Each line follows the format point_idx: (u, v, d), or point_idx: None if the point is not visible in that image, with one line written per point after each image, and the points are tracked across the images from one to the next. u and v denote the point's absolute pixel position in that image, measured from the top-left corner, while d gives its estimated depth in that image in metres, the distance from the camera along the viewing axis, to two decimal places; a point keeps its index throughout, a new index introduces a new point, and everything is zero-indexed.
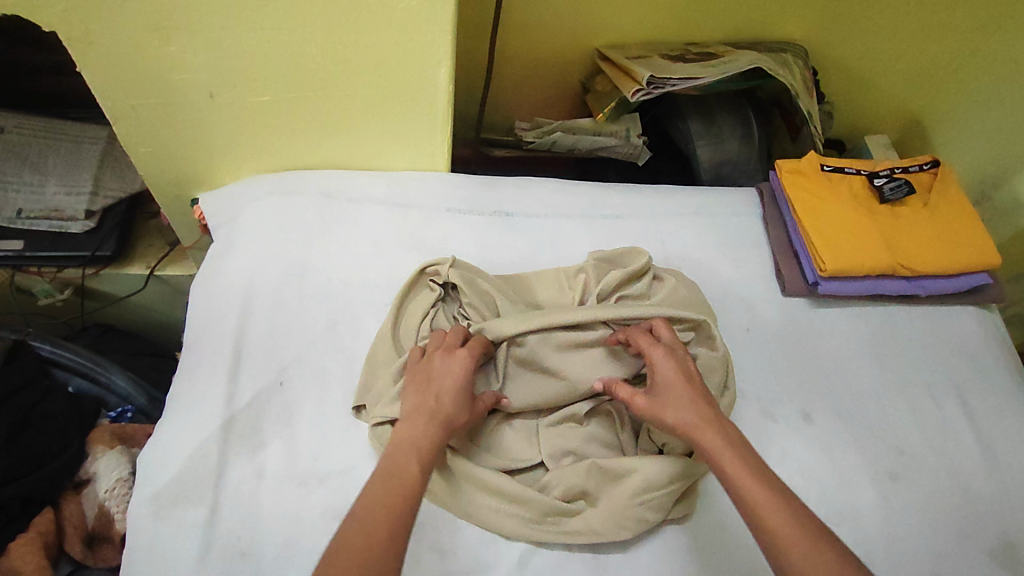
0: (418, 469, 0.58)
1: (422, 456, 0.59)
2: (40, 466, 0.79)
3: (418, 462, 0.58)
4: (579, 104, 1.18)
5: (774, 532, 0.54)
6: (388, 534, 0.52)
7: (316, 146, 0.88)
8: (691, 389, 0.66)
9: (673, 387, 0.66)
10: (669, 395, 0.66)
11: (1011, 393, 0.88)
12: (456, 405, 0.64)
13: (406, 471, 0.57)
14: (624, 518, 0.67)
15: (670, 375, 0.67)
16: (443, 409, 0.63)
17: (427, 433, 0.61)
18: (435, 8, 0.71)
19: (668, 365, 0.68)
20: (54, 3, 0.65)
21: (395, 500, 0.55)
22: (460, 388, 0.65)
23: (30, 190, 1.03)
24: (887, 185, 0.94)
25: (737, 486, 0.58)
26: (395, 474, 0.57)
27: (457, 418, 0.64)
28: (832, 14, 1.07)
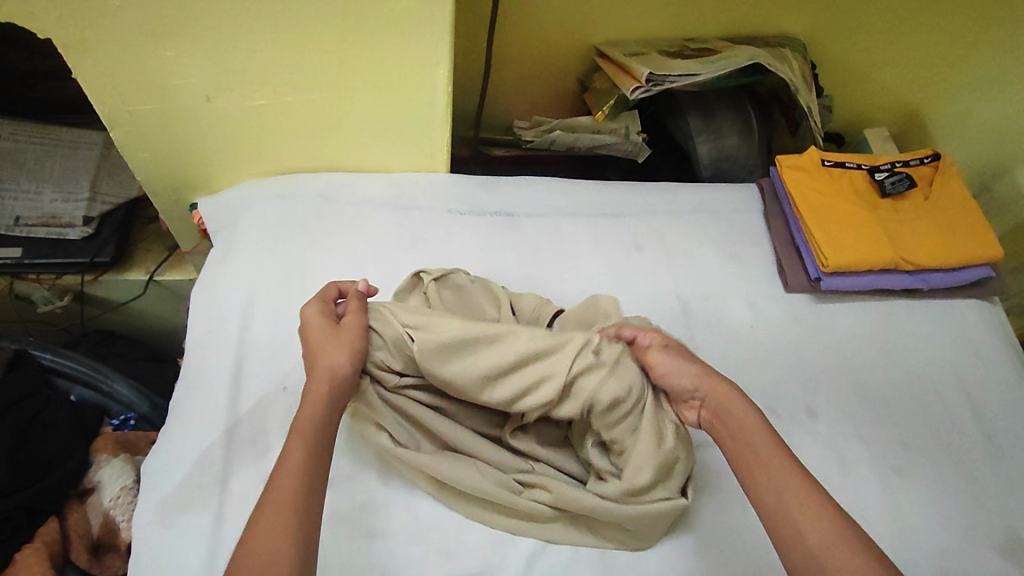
0: (299, 450, 0.55)
1: (303, 435, 0.56)
2: (43, 476, 0.79)
3: (302, 443, 0.56)
4: (577, 102, 1.17)
5: (787, 488, 0.56)
6: (283, 508, 0.51)
7: (315, 148, 0.88)
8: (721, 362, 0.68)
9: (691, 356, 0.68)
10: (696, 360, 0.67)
11: (1015, 385, 0.88)
12: (320, 352, 0.62)
13: (290, 455, 0.55)
14: (608, 529, 0.68)
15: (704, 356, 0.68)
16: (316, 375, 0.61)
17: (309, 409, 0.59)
18: (434, 9, 0.71)
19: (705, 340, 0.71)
20: (49, 9, 0.64)
21: (284, 478, 0.53)
22: (325, 346, 0.63)
23: (28, 197, 1.02)
24: (889, 179, 0.94)
25: (755, 443, 0.60)
26: (278, 464, 0.54)
27: (325, 365, 0.61)
28: (830, 7, 1.06)
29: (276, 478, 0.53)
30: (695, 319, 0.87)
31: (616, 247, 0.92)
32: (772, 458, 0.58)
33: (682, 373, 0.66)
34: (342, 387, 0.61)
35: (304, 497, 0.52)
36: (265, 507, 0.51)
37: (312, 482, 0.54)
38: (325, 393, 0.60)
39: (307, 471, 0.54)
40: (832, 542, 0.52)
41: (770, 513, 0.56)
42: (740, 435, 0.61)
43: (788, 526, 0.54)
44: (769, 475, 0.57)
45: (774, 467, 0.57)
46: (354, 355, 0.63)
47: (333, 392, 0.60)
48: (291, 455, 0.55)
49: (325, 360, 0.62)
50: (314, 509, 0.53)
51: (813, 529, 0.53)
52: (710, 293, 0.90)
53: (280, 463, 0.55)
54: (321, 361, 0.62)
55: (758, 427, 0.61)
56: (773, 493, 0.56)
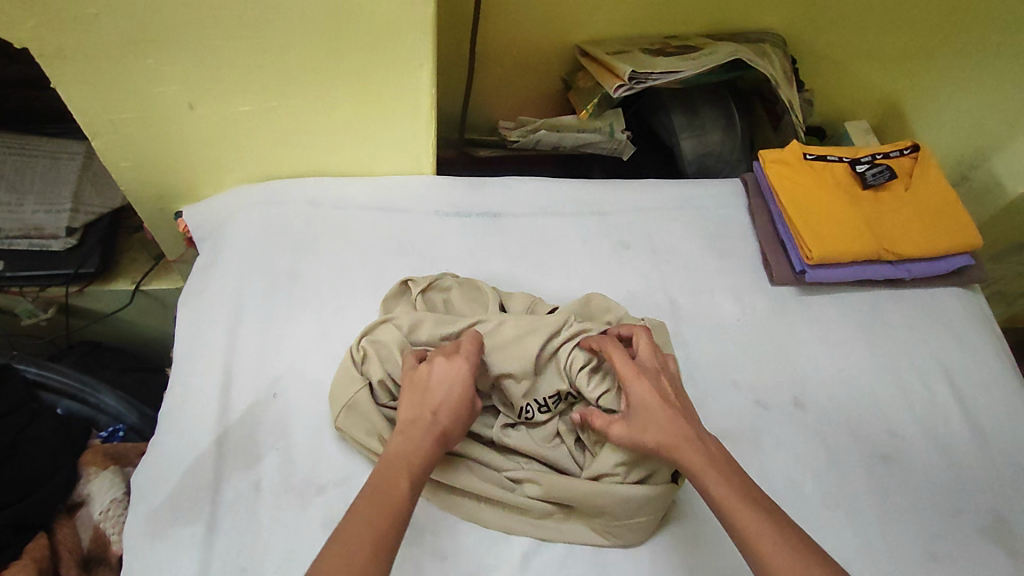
0: (406, 488, 0.57)
1: (411, 476, 0.58)
2: (31, 491, 0.78)
3: (407, 478, 0.57)
4: (561, 101, 1.18)
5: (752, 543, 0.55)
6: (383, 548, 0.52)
7: (299, 153, 0.87)
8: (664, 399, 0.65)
9: (647, 403, 0.65)
10: (643, 411, 0.65)
11: (997, 371, 0.89)
12: (456, 407, 0.63)
13: (394, 488, 0.56)
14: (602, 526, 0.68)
15: (644, 398, 0.65)
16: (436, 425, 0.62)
17: (417, 450, 0.60)
18: (414, 12, 0.71)
19: (643, 382, 0.66)
20: (24, 18, 0.63)
21: (392, 517, 0.54)
22: (455, 404, 0.63)
23: (8, 209, 1.00)
24: (869, 171, 0.96)
25: (716, 498, 0.58)
26: (381, 492, 0.56)
27: (453, 425, 0.63)
28: (808, 2, 1.07)
29: (380, 512, 0.54)
30: (682, 314, 0.88)
31: (602, 244, 0.92)
32: (734, 514, 0.56)
33: (637, 428, 0.64)
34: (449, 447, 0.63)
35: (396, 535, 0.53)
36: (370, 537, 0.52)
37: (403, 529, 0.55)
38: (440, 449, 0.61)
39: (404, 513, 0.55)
40: None
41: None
42: (703, 492, 0.59)
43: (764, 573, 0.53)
44: (738, 533, 0.56)
45: (738, 525, 0.56)
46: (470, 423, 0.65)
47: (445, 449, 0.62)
48: (401, 495, 0.56)
49: (452, 424, 0.62)
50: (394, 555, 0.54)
51: None
52: (697, 288, 0.91)
53: (388, 498, 0.55)
54: (450, 417, 0.63)
55: (718, 478, 0.59)
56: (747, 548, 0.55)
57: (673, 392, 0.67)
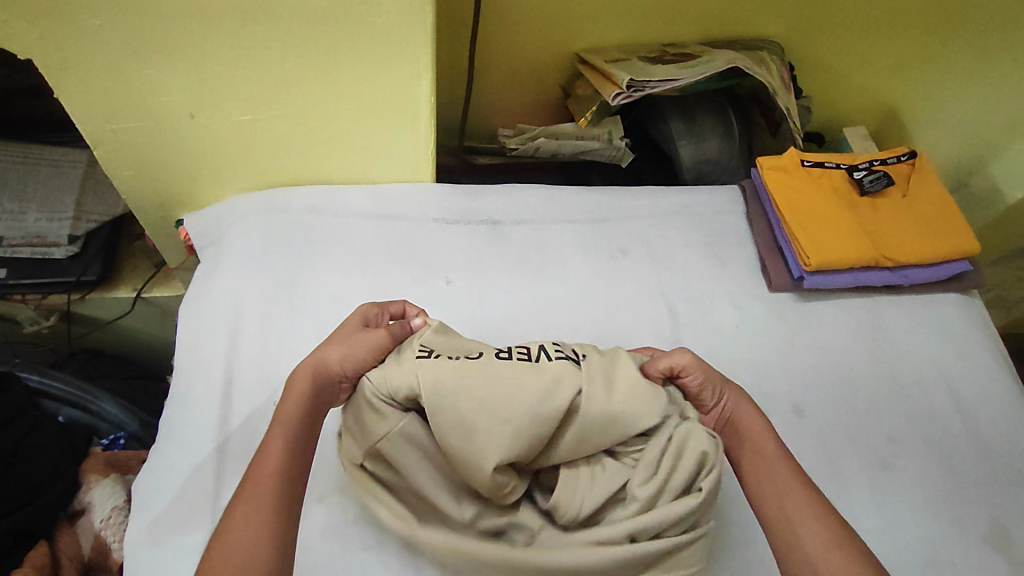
0: (282, 433, 0.57)
1: (287, 423, 0.58)
2: (32, 498, 0.79)
3: (284, 425, 0.58)
4: (560, 108, 1.18)
5: (784, 488, 0.57)
6: (262, 499, 0.52)
7: (299, 162, 0.88)
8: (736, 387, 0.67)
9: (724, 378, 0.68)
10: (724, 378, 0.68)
11: (996, 378, 0.89)
12: (330, 348, 0.63)
13: (271, 439, 0.57)
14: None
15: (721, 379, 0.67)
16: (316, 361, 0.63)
17: (296, 395, 0.60)
18: (413, 23, 0.71)
19: None
20: (28, 30, 0.64)
21: (263, 468, 0.54)
22: (333, 341, 0.64)
23: (11, 217, 1.01)
24: (867, 177, 0.96)
25: (765, 447, 0.61)
26: (263, 446, 0.56)
27: (325, 363, 0.62)
28: (805, 10, 1.08)
29: (255, 469, 0.54)
30: (681, 321, 0.88)
31: (601, 252, 0.93)
32: (778, 463, 0.59)
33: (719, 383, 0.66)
34: (329, 386, 0.63)
35: (282, 481, 0.54)
36: (245, 494, 0.52)
37: (285, 476, 0.54)
38: (314, 391, 0.61)
39: (287, 458, 0.55)
40: (827, 551, 0.52)
41: (770, 520, 0.57)
42: (752, 442, 0.62)
43: (780, 523, 0.56)
44: (774, 479, 0.58)
45: (778, 473, 0.59)
46: (352, 359, 0.63)
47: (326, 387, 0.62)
48: (273, 447, 0.56)
49: (329, 356, 0.63)
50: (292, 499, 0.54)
51: (810, 529, 0.54)
52: (695, 295, 0.91)
53: (262, 456, 0.55)
54: (322, 358, 0.63)
55: (767, 432, 0.63)
56: (774, 493, 0.58)
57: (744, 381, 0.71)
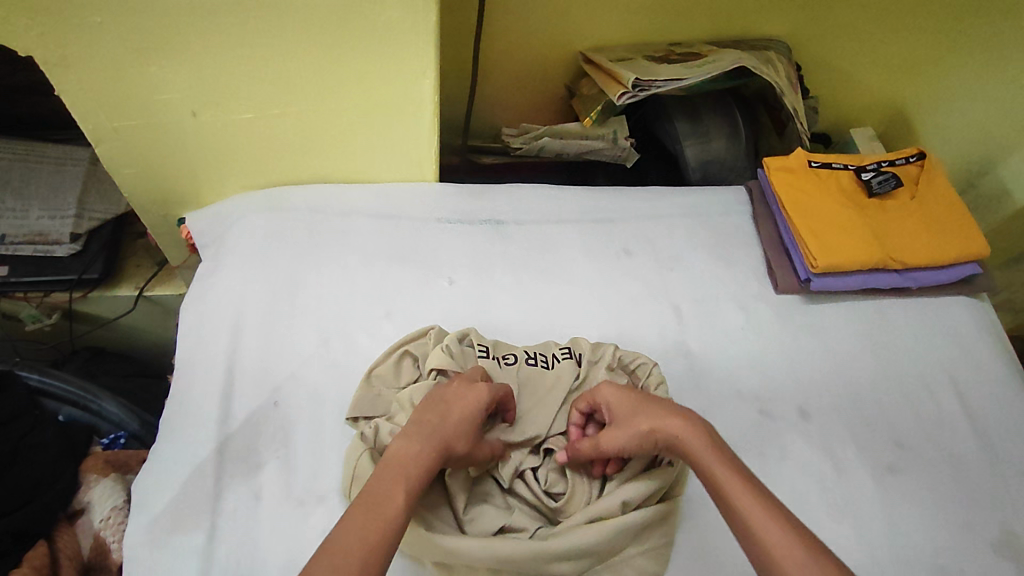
0: (403, 506, 0.52)
1: (409, 494, 0.53)
2: (31, 498, 0.78)
3: (405, 495, 0.52)
4: (564, 108, 1.18)
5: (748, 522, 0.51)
6: (374, 567, 0.47)
7: (302, 161, 0.87)
8: (647, 398, 0.64)
9: (624, 411, 0.64)
10: (622, 419, 0.63)
11: (1005, 382, 0.88)
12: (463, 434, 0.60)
13: (389, 505, 0.51)
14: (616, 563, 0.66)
15: (620, 403, 0.64)
16: (444, 436, 0.59)
17: (415, 462, 0.55)
18: (417, 20, 0.71)
19: (612, 388, 0.66)
20: (29, 27, 0.64)
21: (384, 533, 0.49)
22: (466, 425, 0.61)
23: (13, 215, 1.01)
24: (875, 179, 0.95)
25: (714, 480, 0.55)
26: (378, 506, 0.51)
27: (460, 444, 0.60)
28: (813, 10, 1.07)
29: (373, 522, 0.50)
30: (686, 323, 0.87)
31: (605, 253, 0.92)
32: (734, 496, 0.53)
33: (624, 434, 0.62)
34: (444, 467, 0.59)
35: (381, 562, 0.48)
36: (349, 549, 0.47)
37: (392, 548, 0.49)
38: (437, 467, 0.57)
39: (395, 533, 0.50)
40: None
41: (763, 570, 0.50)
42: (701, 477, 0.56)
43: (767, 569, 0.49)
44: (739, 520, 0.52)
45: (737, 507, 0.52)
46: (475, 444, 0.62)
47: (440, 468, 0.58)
48: (396, 506, 0.51)
49: (456, 441, 0.59)
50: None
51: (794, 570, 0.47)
52: (700, 297, 0.90)
53: (384, 509, 0.51)
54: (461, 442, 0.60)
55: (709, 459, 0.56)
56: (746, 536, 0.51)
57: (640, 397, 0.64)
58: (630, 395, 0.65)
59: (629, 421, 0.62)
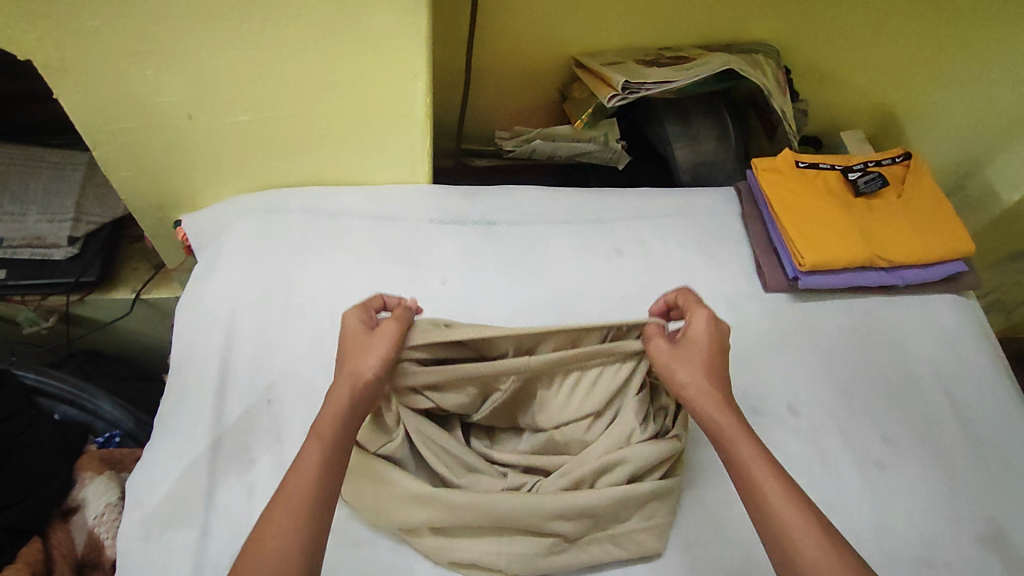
0: (318, 453, 0.56)
1: (322, 440, 0.57)
2: (26, 495, 0.79)
3: (318, 443, 0.57)
4: (557, 111, 1.19)
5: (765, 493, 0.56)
6: (296, 518, 0.52)
7: (296, 163, 0.89)
8: (713, 353, 0.65)
9: (693, 350, 0.65)
10: (687, 353, 0.65)
11: (991, 378, 0.89)
12: (361, 359, 0.61)
13: (306, 458, 0.56)
14: (614, 533, 0.68)
15: (698, 339, 0.66)
16: (347, 370, 0.61)
17: (330, 406, 0.59)
18: (408, 25, 0.72)
19: (701, 326, 0.67)
20: (28, 31, 0.65)
21: (302, 484, 0.54)
22: (363, 347, 0.63)
23: (12, 219, 1.02)
24: (862, 178, 0.96)
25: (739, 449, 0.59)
26: (296, 464, 0.56)
27: (360, 370, 0.61)
28: (801, 14, 1.08)
29: (293, 476, 0.55)
30: None
31: (596, 252, 0.93)
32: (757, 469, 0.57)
33: (674, 366, 0.64)
34: (368, 393, 0.61)
35: (313, 505, 0.53)
36: (277, 507, 0.53)
37: (324, 488, 0.55)
38: (355, 400, 0.60)
39: (321, 476, 0.55)
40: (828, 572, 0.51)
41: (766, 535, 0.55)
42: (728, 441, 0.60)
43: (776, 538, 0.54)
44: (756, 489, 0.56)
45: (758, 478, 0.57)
46: (380, 360, 0.61)
47: (360, 394, 0.60)
48: (311, 457, 0.56)
49: (358, 362, 0.61)
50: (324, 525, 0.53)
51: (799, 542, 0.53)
52: None
53: (299, 466, 0.56)
54: (358, 369, 0.61)
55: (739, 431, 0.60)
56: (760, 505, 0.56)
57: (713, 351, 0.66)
58: (712, 343, 0.66)
59: (672, 368, 0.64)
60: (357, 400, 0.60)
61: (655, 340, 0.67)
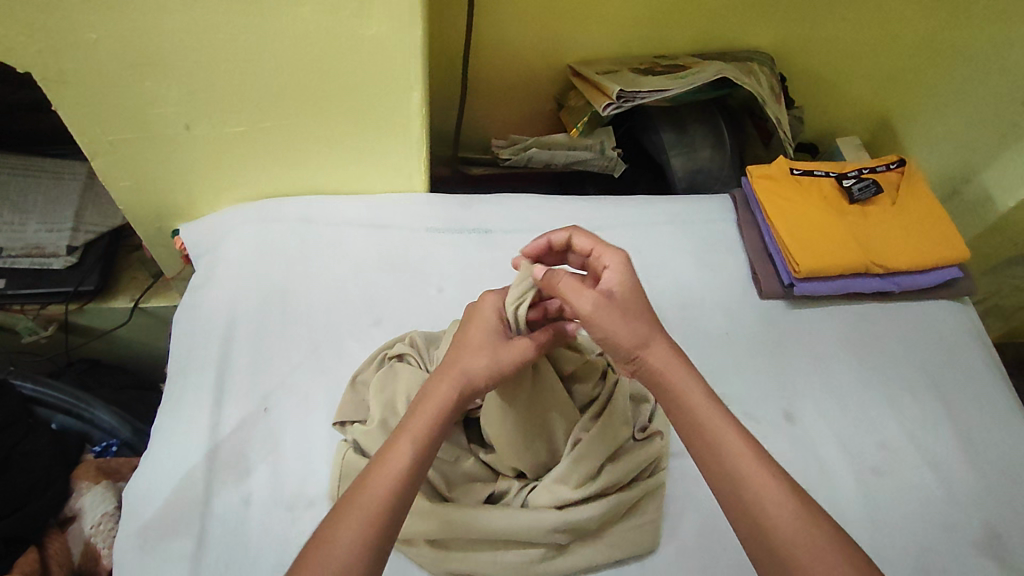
0: (409, 449, 0.55)
1: (416, 436, 0.56)
2: (23, 504, 0.79)
3: (413, 438, 0.56)
4: (553, 119, 1.20)
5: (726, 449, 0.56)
6: (373, 524, 0.51)
7: (294, 172, 0.89)
8: (640, 293, 0.63)
9: (625, 296, 0.62)
10: (618, 301, 0.61)
11: (987, 383, 0.89)
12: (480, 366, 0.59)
13: (395, 450, 0.55)
14: (609, 535, 0.69)
15: (622, 283, 0.63)
16: (460, 365, 0.60)
17: (431, 399, 0.58)
18: (404, 35, 0.73)
19: (618, 272, 0.64)
20: (28, 44, 0.66)
21: (386, 489, 0.53)
22: (483, 343, 0.61)
23: (11, 228, 1.02)
24: (856, 185, 0.97)
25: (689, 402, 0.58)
26: (385, 453, 0.55)
27: (472, 373, 0.59)
28: (795, 23, 1.09)
29: (377, 468, 0.54)
30: (671, 328, 0.89)
31: None
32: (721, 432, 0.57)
33: (607, 312, 0.60)
34: (473, 394, 0.60)
35: (395, 507, 0.53)
36: (355, 511, 0.52)
37: (409, 489, 0.54)
38: (452, 406, 0.59)
39: (410, 476, 0.54)
40: (790, 530, 0.52)
41: (722, 494, 0.56)
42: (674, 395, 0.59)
43: (737, 496, 0.54)
44: (713, 446, 0.56)
45: (718, 438, 0.57)
46: (496, 368, 0.60)
47: (465, 393, 0.59)
48: (399, 459, 0.54)
49: (469, 362, 0.60)
50: (397, 525, 0.53)
51: (766, 499, 0.53)
52: (686, 303, 0.91)
53: (382, 466, 0.54)
54: (471, 373, 0.59)
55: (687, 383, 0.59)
56: (719, 461, 0.56)
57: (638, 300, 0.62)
58: (636, 288, 0.63)
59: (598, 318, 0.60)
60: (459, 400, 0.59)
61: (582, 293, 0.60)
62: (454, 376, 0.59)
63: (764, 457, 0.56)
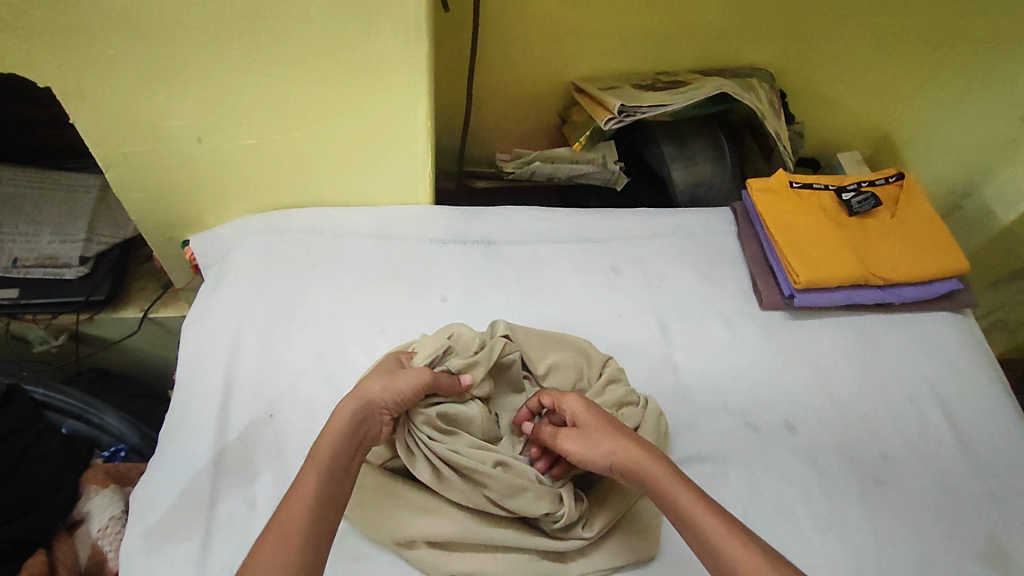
0: (315, 479, 0.56)
1: (320, 466, 0.57)
2: (32, 507, 0.81)
3: (318, 469, 0.57)
4: (557, 134, 1.22)
5: (708, 531, 0.56)
6: (293, 543, 0.52)
7: (304, 186, 0.91)
8: (604, 418, 0.67)
9: (593, 422, 0.67)
10: (590, 432, 0.66)
11: (989, 395, 0.89)
12: (376, 383, 0.64)
13: (301, 483, 0.56)
14: (606, 546, 0.70)
15: (585, 419, 0.67)
16: (365, 397, 0.63)
17: (330, 432, 0.61)
18: (411, 53, 0.75)
19: (578, 406, 0.68)
20: (48, 60, 0.69)
21: (301, 508, 0.54)
22: (387, 381, 0.65)
23: (26, 240, 1.05)
24: (855, 198, 0.98)
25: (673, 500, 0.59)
26: (293, 486, 0.56)
27: (366, 390, 0.64)
28: (795, 40, 1.11)
29: (290, 501, 0.55)
30: (673, 338, 0.89)
31: (593, 271, 0.95)
32: (702, 517, 0.57)
33: (589, 449, 0.65)
34: (370, 413, 0.64)
35: (314, 530, 0.53)
36: (272, 532, 0.52)
37: (324, 511, 0.55)
38: (355, 422, 0.62)
39: (321, 501, 0.55)
40: None
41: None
42: (664, 499, 0.60)
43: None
44: (699, 534, 0.56)
45: (701, 527, 0.57)
46: (394, 392, 0.64)
47: (360, 419, 0.63)
48: (307, 482, 0.56)
49: (376, 393, 0.64)
50: (324, 546, 0.53)
51: None
52: (687, 314, 0.92)
53: (295, 491, 0.55)
54: (365, 393, 0.64)
55: (670, 481, 0.60)
56: (709, 549, 0.56)
57: (605, 418, 0.67)
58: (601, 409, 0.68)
59: (591, 453, 0.64)
60: (355, 424, 0.62)
61: (564, 439, 0.66)
62: (351, 401, 0.63)
63: (750, 536, 0.55)
